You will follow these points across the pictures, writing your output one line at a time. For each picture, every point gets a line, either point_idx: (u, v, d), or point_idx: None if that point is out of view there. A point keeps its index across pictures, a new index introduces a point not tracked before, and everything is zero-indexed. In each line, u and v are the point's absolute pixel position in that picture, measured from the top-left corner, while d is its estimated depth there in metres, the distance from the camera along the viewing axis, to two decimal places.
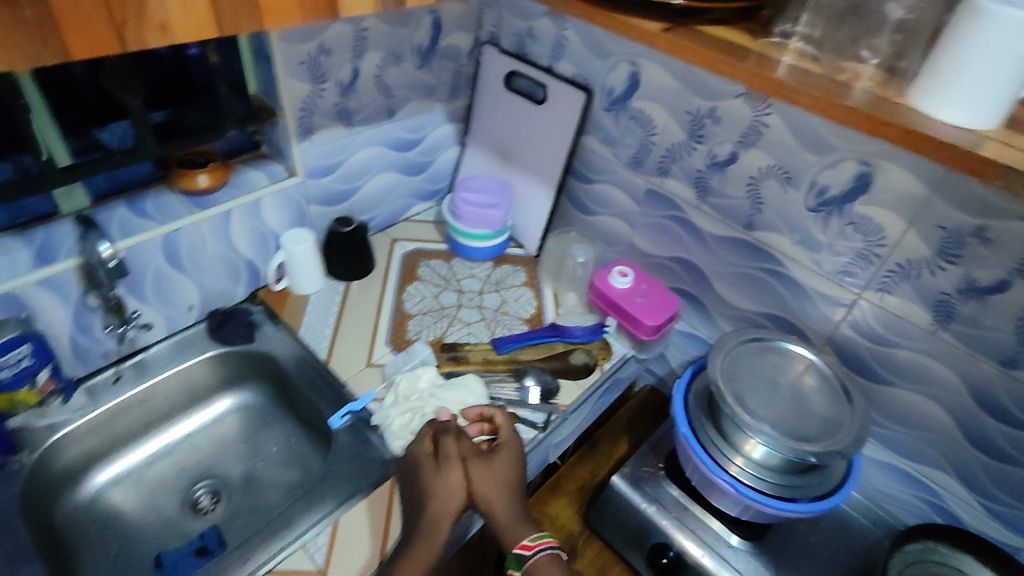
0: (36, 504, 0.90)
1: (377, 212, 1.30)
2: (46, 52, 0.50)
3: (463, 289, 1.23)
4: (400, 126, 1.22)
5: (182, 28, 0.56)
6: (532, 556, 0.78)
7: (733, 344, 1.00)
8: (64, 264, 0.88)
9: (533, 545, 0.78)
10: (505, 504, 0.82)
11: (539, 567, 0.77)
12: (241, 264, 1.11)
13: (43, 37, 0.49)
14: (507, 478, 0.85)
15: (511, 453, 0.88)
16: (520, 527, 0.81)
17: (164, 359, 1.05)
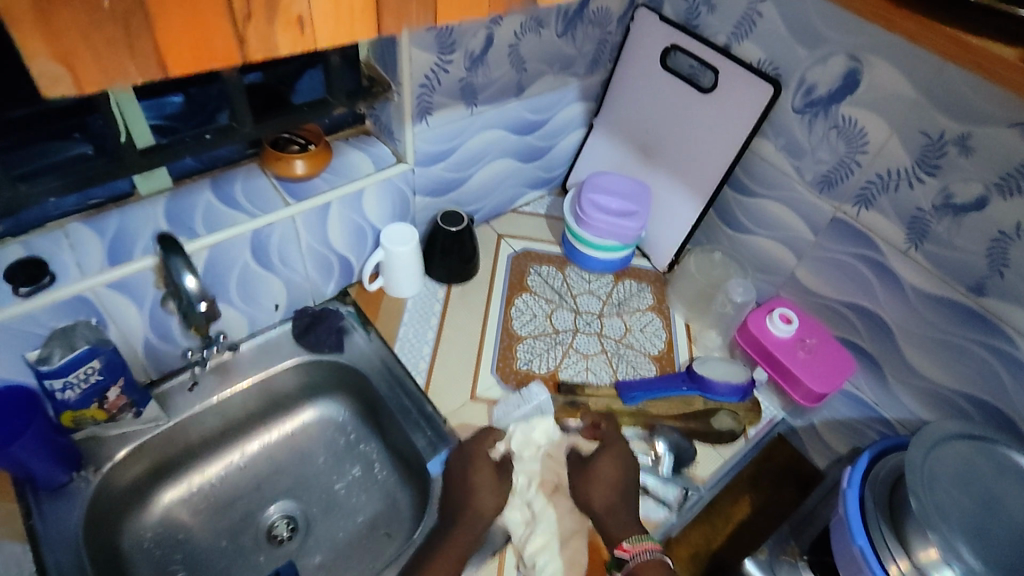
0: (101, 528, 0.80)
1: (485, 202, 1.12)
2: (137, 67, 0.37)
3: (580, 308, 1.05)
4: (527, 105, 1.01)
5: (324, 25, 0.42)
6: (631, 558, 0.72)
7: (946, 437, 0.81)
8: (143, 264, 0.74)
9: (632, 548, 0.72)
10: (612, 506, 0.77)
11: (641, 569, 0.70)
12: (335, 260, 0.96)
13: (133, 45, 0.36)
14: (612, 481, 0.79)
15: (616, 457, 0.82)
16: (626, 525, 0.76)
17: (245, 363, 0.92)
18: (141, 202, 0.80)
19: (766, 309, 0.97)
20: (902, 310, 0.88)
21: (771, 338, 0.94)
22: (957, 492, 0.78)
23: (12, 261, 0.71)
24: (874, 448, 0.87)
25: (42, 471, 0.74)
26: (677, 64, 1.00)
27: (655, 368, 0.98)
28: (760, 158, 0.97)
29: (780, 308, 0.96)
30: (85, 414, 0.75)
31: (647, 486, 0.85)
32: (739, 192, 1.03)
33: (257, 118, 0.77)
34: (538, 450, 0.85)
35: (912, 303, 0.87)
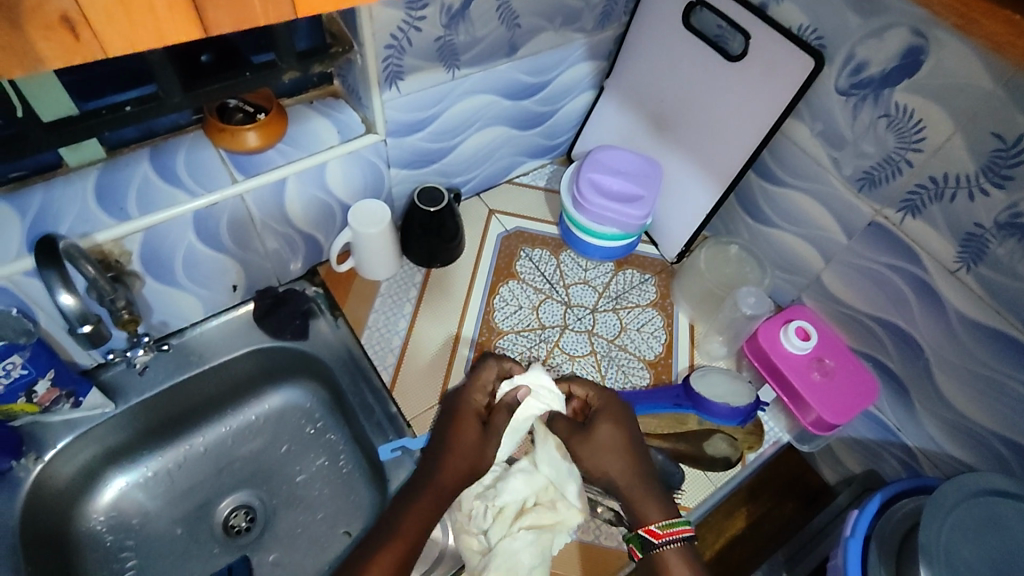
0: (47, 518, 0.76)
1: (475, 174, 1.00)
2: None
3: (571, 301, 0.94)
4: (524, 66, 0.87)
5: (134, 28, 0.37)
6: (659, 544, 0.65)
7: (980, 492, 0.69)
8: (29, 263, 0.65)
9: (660, 534, 0.66)
10: (630, 478, 0.71)
11: (664, 559, 0.65)
12: (299, 238, 0.87)
13: None
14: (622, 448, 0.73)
15: (616, 417, 0.75)
16: (650, 504, 0.69)
17: (203, 347, 0.86)
18: (70, 176, 0.71)
19: (783, 320, 0.85)
20: (941, 339, 0.75)
21: (784, 356, 0.83)
22: (976, 549, 0.66)
23: None
24: (887, 491, 0.76)
25: None
26: (704, 24, 0.85)
27: (649, 376, 0.88)
28: (792, 143, 0.83)
29: (798, 320, 0.84)
30: (13, 408, 0.71)
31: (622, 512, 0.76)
32: (764, 178, 0.88)
33: (187, 84, 0.67)
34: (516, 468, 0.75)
35: (954, 334, 0.74)
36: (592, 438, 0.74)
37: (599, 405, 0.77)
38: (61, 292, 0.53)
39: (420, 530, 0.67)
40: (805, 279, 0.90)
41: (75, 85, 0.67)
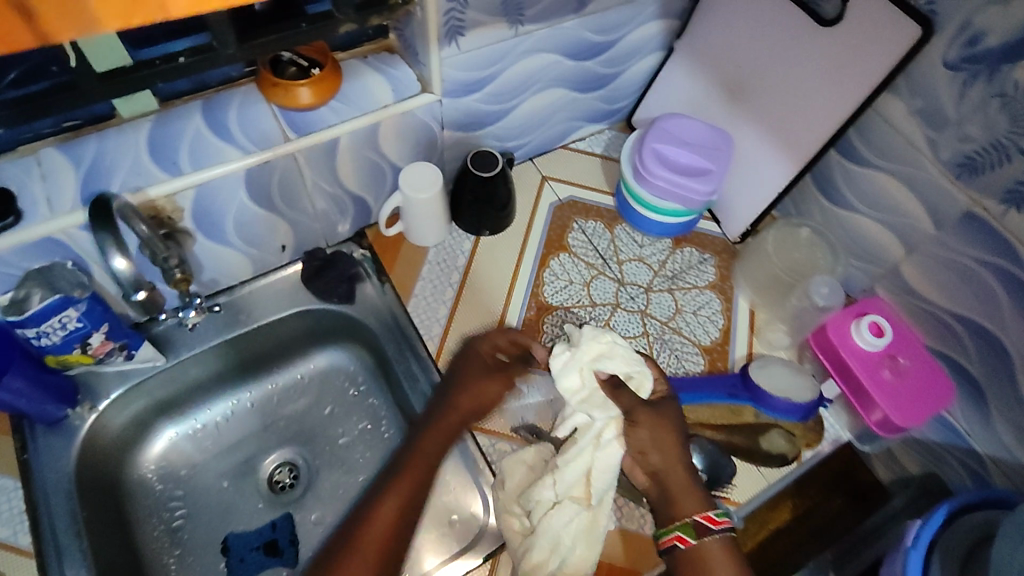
0: (102, 465, 0.78)
1: (531, 138, 0.95)
2: None
3: (625, 278, 0.90)
4: (591, 24, 0.81)
5: None
6: (712, 534, 0.62)
7: None
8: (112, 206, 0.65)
9: (719, 521, 0.63)
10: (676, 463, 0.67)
11: (710, 550, 0.62)
12: (348, 200, 0.84)
13: None
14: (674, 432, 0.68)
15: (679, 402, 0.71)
16: (693, 495, 0.65)
17: (251, 305, 0.85)
18: (122, 127, 0.70)
19: (855, 313, 0.80)
20: None
21: (854, 350, 0.78)
22: None
23: None
24: (951, 503, 0.70)
25: (34, 408, 0.71)
26: None
27: (703, 362, 0.84)
28: (882, 120, 0.75)
29: (873, 315, 0.78)
30: (68, 358, 0.71)
31: None
32: (846, 157, 0.81)
33: (241, 35, 0.63)
34: (593, 438, 0.70)
35: None
36: (653, 415, 0.68)
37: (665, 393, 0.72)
38: (115, 256, 0.52)
39: (418, 481, 0.70)
40: (881, 268, 0.84)
41: (129, 33, 0.65)
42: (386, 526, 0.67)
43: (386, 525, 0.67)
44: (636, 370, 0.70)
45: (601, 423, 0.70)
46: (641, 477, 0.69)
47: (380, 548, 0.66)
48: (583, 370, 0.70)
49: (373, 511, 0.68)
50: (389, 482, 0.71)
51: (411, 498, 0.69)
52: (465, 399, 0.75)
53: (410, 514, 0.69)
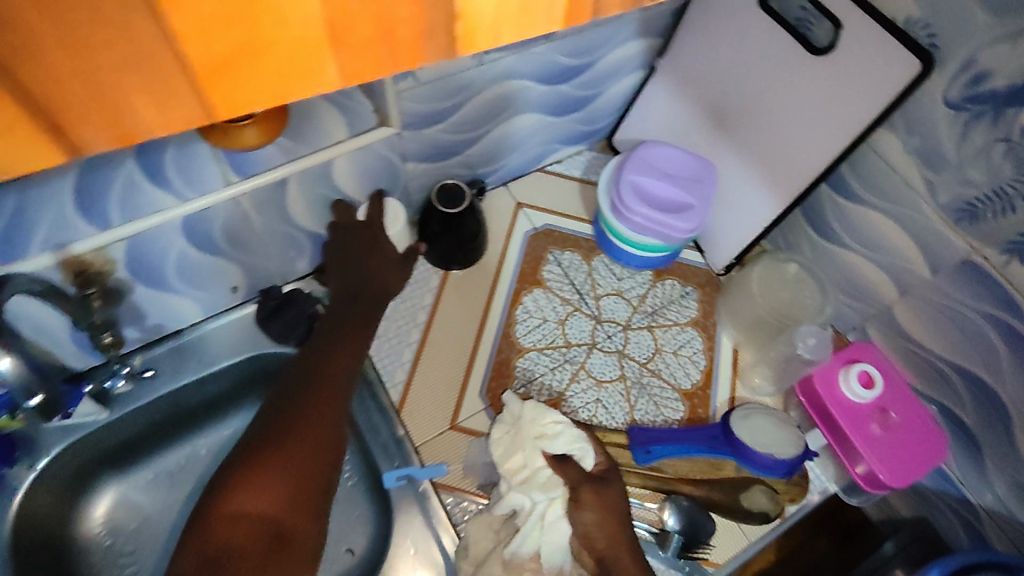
0: (44, 528, 0.73)
1: (503, 163, 0.89)
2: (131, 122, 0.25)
3: (602, 316, 0.85)
4: (564, 47, 0.75)
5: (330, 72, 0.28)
6: None
7: None
8: (40, 265, 0.60)
9: None
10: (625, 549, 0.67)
11: None
12: (303, 237, 0.79)
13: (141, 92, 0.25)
14: (616, 516, 0.69)
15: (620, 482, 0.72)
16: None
17: (202, 351, 0.79)
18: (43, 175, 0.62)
19: (845, 360, 0.75)
20: None
21: (840, 401, 0.74)
22: None
23: None
24: (943, 567, 0.66)
25: None
26: (784, 6, 0.71)
27: (683, 409, 0.80)
28: (876, 156, 0.70)
29: (863, 363, 0.74)
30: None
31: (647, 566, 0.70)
32: (838, 192, 0.76)
33: None
34: (538, 521, 0.69)
35: None
36: (598, 497, 0.69)
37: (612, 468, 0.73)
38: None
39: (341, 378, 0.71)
40: (873, 308, 0.79)
41: None
42: (320, 415, 0.68)
43: (320, 427, 0.67)
44: (577, 444, 0.72)
45: (543, 503, 0.70)
46: (588, 560, 0.68)
47: (318, 434, 0.67)
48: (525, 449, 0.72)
49: (301, 402, 0.68)
50: (309, 374, 0.71)
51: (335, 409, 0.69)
52: (367, 303, 0.77)
53: (329, 437, 0.67)
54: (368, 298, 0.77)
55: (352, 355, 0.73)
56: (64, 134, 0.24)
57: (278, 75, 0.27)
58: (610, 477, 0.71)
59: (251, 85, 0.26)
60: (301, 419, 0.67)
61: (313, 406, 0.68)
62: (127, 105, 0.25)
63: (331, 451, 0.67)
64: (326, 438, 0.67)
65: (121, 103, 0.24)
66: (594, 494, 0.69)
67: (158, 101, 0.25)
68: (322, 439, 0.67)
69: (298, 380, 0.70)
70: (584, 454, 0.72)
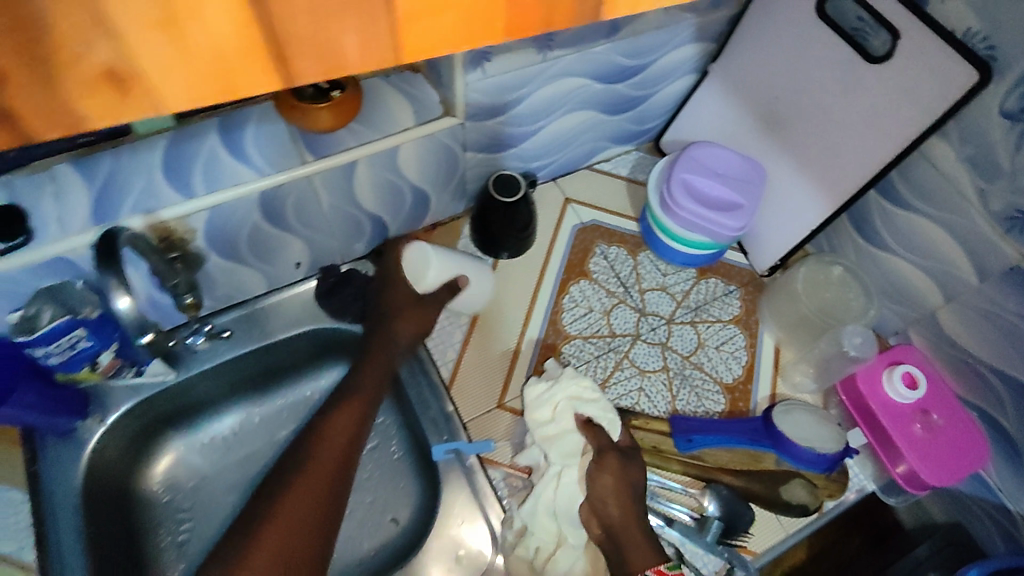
0: (110, 480, 0.77)
1: (554, 159, 0.92)
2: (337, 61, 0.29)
3: (646, 309, 0.88)
4: (623, 47, 0.78)
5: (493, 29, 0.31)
6: None
7: None
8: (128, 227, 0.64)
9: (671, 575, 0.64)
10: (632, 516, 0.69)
11: None
12: (365, 219, 0.83)
13: (347, 32, 0.28)
14: (632, 491, 0.71)
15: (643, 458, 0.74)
16: (643, 549, 0.67)
17: (261, 324, 0.83)
18: (136, 145, 0.68)
19: (889, 361, 0.77)
20: None
21: (883, 401, 0.75)
22: None
23: None
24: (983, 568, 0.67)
25: (43, 423, 0.71)
26: (841, 14, 0.73)
27: (724, 402, 0.82)
28: (928, 163, 0.72)
29: (906, 364, 0.75)
30: (78, 376, 0.70)
31: (685, 550, 0.72)
32: (886, 197, 0.78)
33: None
34: (553, 479, 0.73)
35: None
36: (619, 468, 0.71)
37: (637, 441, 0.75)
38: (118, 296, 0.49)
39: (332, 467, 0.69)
40: (917, 313, 0.80)
41: None
42: (300, 511, 0.64)
43: (298, 522, 0.64)
44: (608, 414, 0.75)
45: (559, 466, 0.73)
46: (594, 529, 0.70)
47: (301, 527, 0.63)
48: (557, 406, 0.76)
49: (292, 479, 0.67)
50: (312, 444, 0.70)
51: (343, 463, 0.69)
52: (360, 398, 0.74)
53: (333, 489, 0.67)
54: (361, 395, 0.75)
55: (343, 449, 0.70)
56: (287, 62, 0.28)
57: (463, 24, 0.30)
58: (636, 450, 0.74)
59: (441, 30, 0.30)
60: (281, 513, 0.64)
61: (290, 505, 0.64)
62: (341, 39, 0.28)
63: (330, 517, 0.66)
64: (305, 534, 0.63)
65: (335, 42, 0.28)
66: (617, 462, 0.72)
67: (362, 36, 0.28)
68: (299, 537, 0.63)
69: (286, 476, 0.67)
70: (614, 425, 0.75)
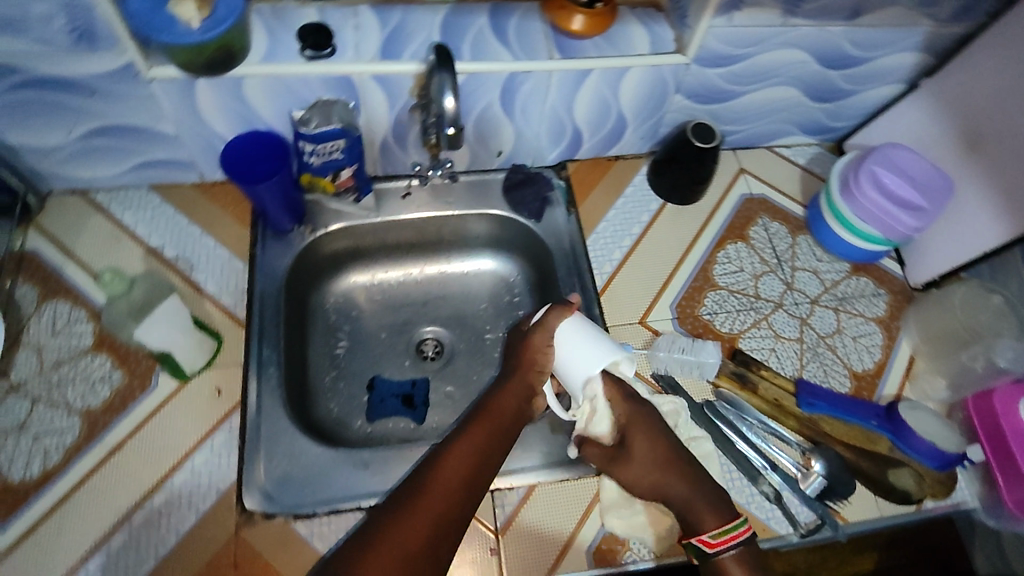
0: (302, 281, 0.91)
1: (745, 129, 0.99)
2: None
3: (794, 284, 0.93)
4: (853, 36, 0.84)
5: None
6: (715, 554, 0.66)
7: None
8: (407, 68, 0.76)
9: (714, 544, 0.66)
10: (674, 482, 0.70)
11: (723, 568, 0.66)
12: (569, 130, 0.92)
13: None
14: (655, 467, 0.71)
15: (650, 431, 0.73)
16: (705, 512, 0.68)
17: (455, 195, 0.94)
18: (424, 6, 0.81)
19: None
20: None
21: (1014, 423, 0.78)
22: None
23: (305, 24, 0.76)
24: None
25: (274, 214, 0.84)
26: None
27: (849, 385, 0.86)
28: None
29: None
30: (318, 182, 0.84)
31: (782, 494, 0.77)
32: None
33: None
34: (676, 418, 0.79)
35: None
36: (627, 461, 0.73)
37: (626, 420, 0.74)
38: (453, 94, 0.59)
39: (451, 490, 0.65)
40: None
41: None
42: (420, 527, 0.62)
43: (419, 536, 0.61)
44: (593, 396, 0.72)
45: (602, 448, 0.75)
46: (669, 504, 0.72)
47: (413, 553, 0.60)
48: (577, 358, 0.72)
49: (408, 503, 0.63)
50: (434, 461, 0.67)
51: (474, 480, 0.66)
52: (483, 430, 0.70)
53: (454, 513, 0.64)
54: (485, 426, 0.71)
55: (463, 475, 0.66)
56: None
57: None
58: (631, 434, 0.73)
59: None
60: (403, 528, 0.61)
61: (397, 545, 0.60)
62: None
63: (448, 537, 0.62)
64: (424, 552, 0.60)
65: None
66: (625, 461, 0.73)
67: None
68: (416, 558, 0.60)
69: (405, 497, 0.64)
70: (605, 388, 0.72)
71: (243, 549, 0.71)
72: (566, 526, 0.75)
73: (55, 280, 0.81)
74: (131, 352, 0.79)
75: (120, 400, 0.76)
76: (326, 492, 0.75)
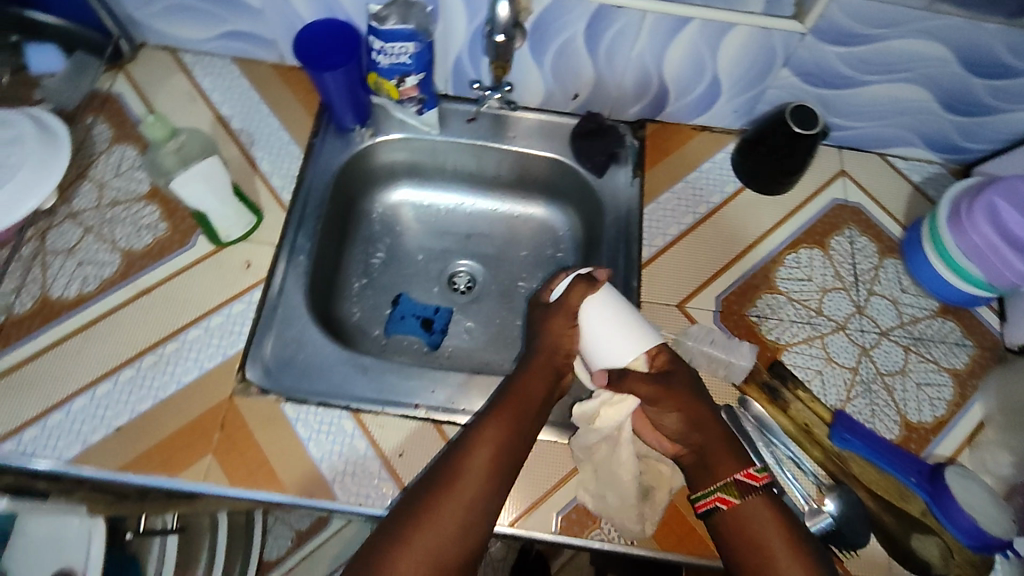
0: (353, 184, 0.92)
1: (856, 127, 0.87)
2: None
3: (865, 310, 0.82)
4: (1011, 37, 0.71)
5: None
6: (752, 490, 0.62)
7: None
8: None
9: (759, 477, 0.62)
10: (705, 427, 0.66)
11: (751, 512, 0.61)
12: (654, 85, 0.85)
13: None
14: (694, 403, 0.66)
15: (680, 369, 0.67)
16: (732, 452, 0.65)
17: (522, 132, 0.91)
18: None
19: None
20: None
21: None
22: None
23: None
24: None
25: (339, 109, 0.84)
26: None
27: (897, 433, 0.76)
28: None
29: None
30: (384, 85, 0.81)
31: None
32: None
33: None
34: None
35: None
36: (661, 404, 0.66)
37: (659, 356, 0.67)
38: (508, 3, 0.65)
39: (477, 482, 0.61)
40: None
41: None
42: (452, 516, 0.59)
43: (450, 526, 0.58)
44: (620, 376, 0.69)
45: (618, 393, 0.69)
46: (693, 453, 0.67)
47: (444, 542, 0.58)
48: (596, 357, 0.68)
49: (435, 487, 0.61)
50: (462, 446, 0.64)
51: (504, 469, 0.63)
52: (510, 412, 0.66)
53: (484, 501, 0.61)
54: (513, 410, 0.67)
55: (490, 463, 0.62)
56: None
57: None
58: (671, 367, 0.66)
59: None
60: (432, 515, 0.59)
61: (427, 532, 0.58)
62: None
63: (479, 527, 0.59)
64: (451, 548, 0.58)
65: None
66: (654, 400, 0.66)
67: None
68: (448, 552, 0.57)
69: (431, 484, 0.61)
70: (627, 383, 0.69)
71: (232, 415, 0.72)
72: (536, 490, 0.69)
73: (130, 126, 0.85)
74: (179, 208, 0.82)
75: (158, 249, 0.80)
76: (319, 385, 0.76)
